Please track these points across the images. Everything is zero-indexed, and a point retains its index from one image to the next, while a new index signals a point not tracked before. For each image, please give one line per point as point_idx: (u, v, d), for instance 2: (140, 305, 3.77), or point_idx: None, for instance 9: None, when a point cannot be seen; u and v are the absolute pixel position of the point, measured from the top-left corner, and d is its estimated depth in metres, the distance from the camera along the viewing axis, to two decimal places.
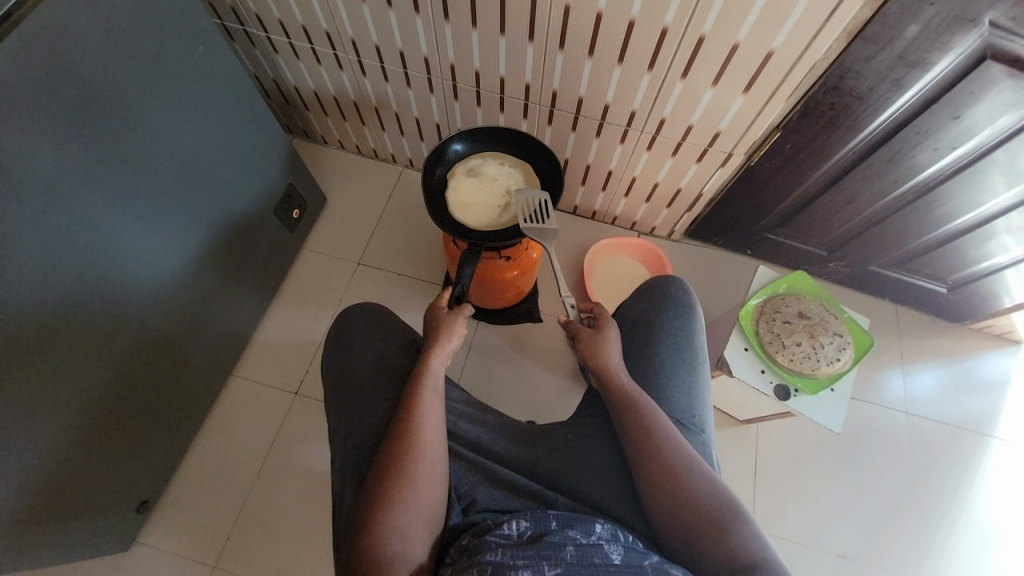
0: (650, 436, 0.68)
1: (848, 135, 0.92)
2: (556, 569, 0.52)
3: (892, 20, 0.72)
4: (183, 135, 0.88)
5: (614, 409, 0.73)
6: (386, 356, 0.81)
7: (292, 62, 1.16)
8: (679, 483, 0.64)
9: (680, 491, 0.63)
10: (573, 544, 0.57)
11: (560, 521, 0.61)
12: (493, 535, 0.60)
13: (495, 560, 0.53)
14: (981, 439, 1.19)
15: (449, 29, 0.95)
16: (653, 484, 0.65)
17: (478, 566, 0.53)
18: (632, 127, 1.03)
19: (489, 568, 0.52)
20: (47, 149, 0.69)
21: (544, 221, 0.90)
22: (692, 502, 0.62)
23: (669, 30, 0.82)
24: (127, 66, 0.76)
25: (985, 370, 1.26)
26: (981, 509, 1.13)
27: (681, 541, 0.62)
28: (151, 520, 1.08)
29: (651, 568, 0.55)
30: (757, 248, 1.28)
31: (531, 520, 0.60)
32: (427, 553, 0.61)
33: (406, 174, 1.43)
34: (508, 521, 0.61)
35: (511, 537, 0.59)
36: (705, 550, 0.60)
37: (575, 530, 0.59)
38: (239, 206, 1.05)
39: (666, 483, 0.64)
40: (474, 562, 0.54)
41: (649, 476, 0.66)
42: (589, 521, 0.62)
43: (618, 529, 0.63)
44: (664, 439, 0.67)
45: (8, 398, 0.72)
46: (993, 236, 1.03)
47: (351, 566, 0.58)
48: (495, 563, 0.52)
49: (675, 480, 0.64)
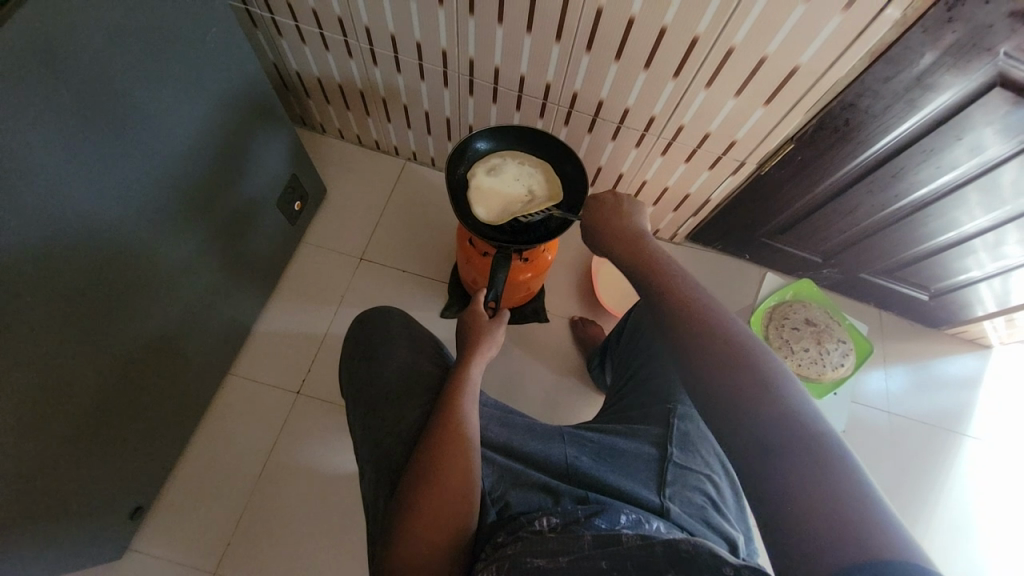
0: (726, 347, 0.51)
1: (857, 149, 0.95)
2: (569, 558, 0.53)
3: (913, 45, 0.75)
4: (187, 121, 0.82)
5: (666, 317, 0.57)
6: (415, 363, 0.83)
7: (296, 46, 1.11)
8: (778, 405, 0.46)
9: (768, 420, 0.45)
10: (593, 533, 0.56)
11: (586, 512, 0.62)
12: (525, 530, 0.61)
13: (514, 556, 0.56)
14: (955, 437, 1.28)
15: (472, 24, 0.93)
16: (736, 408, 0.47)
17: (501, 563, 0.56)
18: (649, 132, 1.04)
19: (508, 565, 0.55)
20: (51, 133, 0.64)
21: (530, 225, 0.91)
22: (791, 434, 0.44)
23: (699, 39, 0.82)
24: (133, 43, 0.71)
25: (959, 373, 1.35)
26: (953, 502, 1.22)
27: (772, 494, 0.42)
28: (143, 526, 1.03)
29: (661, 545, 0.49)
30: (755, 253, 1.32)
31: (559, 516, 0.62)
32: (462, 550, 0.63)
33: (409, 167, 1.39)
34: (539, 516, 0.63)
35: (540, 531, 0.60)
36: (811, 503, 0.39)
37: (600, 519, 0.60)
38: (240, 197, 1.00)
39: (751, 412, 0.46)
40: (501, 557, 0.57)
41: (730, 399, 0.48)
42: (615, 511, 0.62)
43: (644, 518, 0.63)
44: (749, 356, 0.50)
45: (12, 403, 0.67)
46: (973, 251, 1.11)
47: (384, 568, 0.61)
48: (516, 559, 0.55)
49: (774, 407, 0.46)
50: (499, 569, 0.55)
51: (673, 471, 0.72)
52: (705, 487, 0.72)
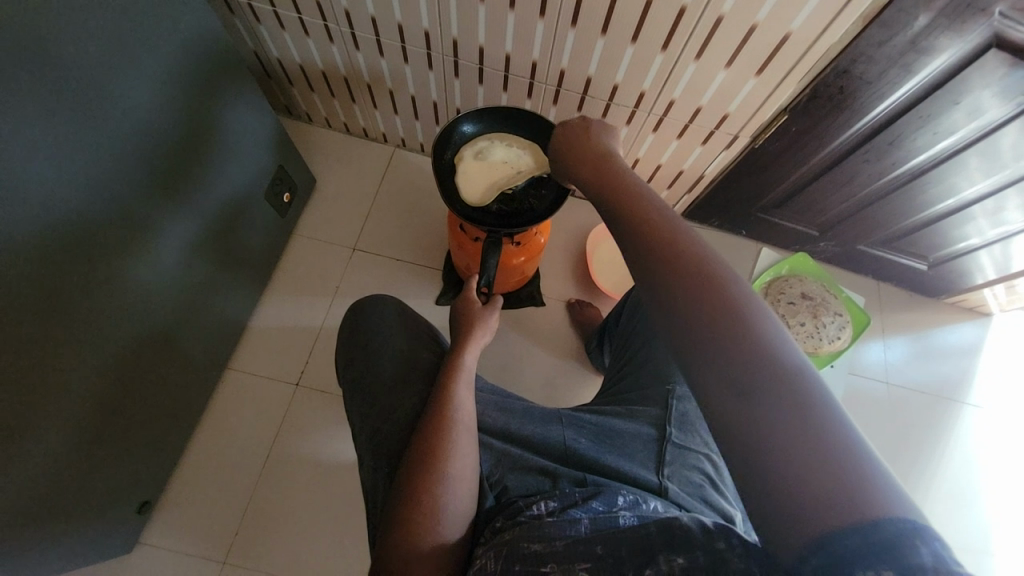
0: (711, 295, 0.45)
1: (852, 118, 0.93)
2: (566, 540, 0.53)
3: (908, 7, 0.73)
4: (169, 116, 0.81)
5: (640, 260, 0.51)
6: (411, 351, 0.84)
7: (275, 33, 1.08)
8: (768, 357, 0.41)
9: (757, 385, 0.40)
10: (590, 516, 0.57)
11: (583, 494, 0.62)
12: (523, 515, 0.62)
13: (513, 539, 0.56)
14: (953, 405, 1.29)
15: (453, 2, 0.90)
16: (719, 361, 0.42)
17: (500, 548, 0.57)
18: (639, 108, 1.02)
19: (507, 550, 0.55)
20: (30, 133, 0.63)
21: (518, 206, 0.91)
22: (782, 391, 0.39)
23: (687, 10, 0.80)
24: (107, 37, 0.69)
25: (959, 341, 1.35)
26: (951, 470, 1.23)
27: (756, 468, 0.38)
28: (152, 521, 1.04)
29: (656, 529, 0.49)
30: (751, 228, 1.30)
31: (557, 500, 0.62)
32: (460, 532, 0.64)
33: (398, 154, 1.37)
34: (537, 501, 0.63)
35: (538, 515, 0.61)
36: (798, 471, 0.36)
37: (598, 502, 0.60)
38: (227, 190, 0.99)
39: (738, 378, 0.41)
40: (500, 543, 0.57)
41: (715, 353, 0.43)
42: (612, 492, 0.62)
43: (641, 498, 0.63)
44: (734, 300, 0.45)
45: (14, 408, 0.68)
46: (972, 218, 1.09)
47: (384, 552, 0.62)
48: (514, 544, 0.56)
49: (759, 359, 0.41)
50: (498, 554, 0.55)
51: (671, 450, 0.73)
52: (703, 466, 0.72)
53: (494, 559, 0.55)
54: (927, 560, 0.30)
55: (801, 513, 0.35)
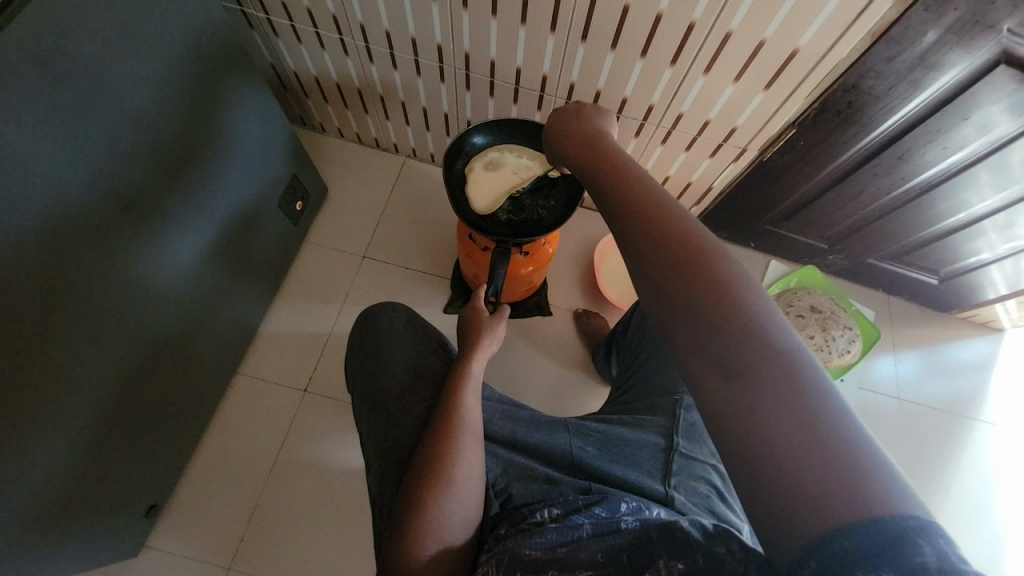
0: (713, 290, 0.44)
1: (860, 132, 0.94)
2: (566, 547, 0.53)
3: (915, 23, 0.74)
4: (185, 124, 0.83)
5: (636, 248, 0.50)
6: (419, 359, 0.84)
7: (292, 46, 1.11)
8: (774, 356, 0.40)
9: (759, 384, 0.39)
10: (592, 522, 0.57)
11: (586, 501, 0.62)
12: (526, 522, 0.62)
13: (514, 545, 0.56)
14: (966, 422, 1.27)
15: (466, 18, 0.92)
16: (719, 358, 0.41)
17: (501, 554, 0.56)
18: (648, 121, 1.03)
19: (507, 556, 0.55)
20: (51, 139, 0.65)
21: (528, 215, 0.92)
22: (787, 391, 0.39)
23: (696, 25, 0.81)
24: (129, 49, 0.71)
25: (972, 357, 1.33)
26: (965, 488, 1.21)
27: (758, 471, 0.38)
28: (158, 524, 1.05)
29: (656, 530, 0.50)
30: (760, 240, 1.30)
31: (561, 506, 0.62)
32: (464, 538, 0.64)
33: (409, 164, 1.39)
34: (540, 508, 0.63)
35: (541, 522, 0.61)
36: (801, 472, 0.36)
37: (600, 508, 0.60)
38: (241, 198, 1.01)
39: (741, 378, 0.40)
40: (502, 550, 0.57)
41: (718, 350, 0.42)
42: (615, 500, 0.62)
43: (644, 505, 0.62)
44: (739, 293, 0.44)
45: (24, 407, 0.69)
46: (982, 233, 1.09)
47: (389, 558, 0.62)
48: (514, 550, 0.56)
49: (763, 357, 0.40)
50: (499, 561, 0.55)
51: (678, 461, 0.72)
52: (710, 477, 0.71)
53: (494, 566, 0.55)
54: (931, 558, 0.31)
55: (803, 515, 0.35)
